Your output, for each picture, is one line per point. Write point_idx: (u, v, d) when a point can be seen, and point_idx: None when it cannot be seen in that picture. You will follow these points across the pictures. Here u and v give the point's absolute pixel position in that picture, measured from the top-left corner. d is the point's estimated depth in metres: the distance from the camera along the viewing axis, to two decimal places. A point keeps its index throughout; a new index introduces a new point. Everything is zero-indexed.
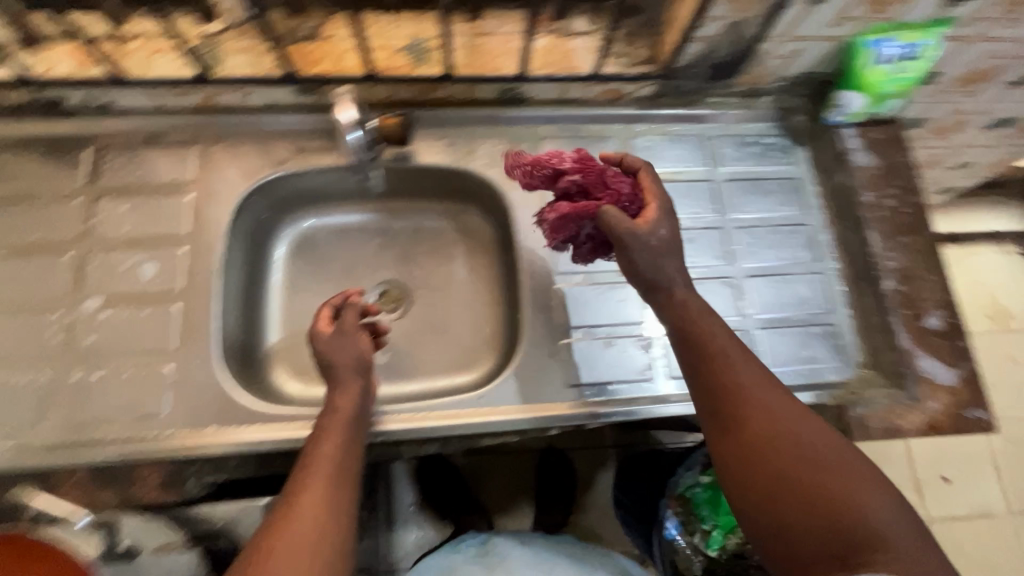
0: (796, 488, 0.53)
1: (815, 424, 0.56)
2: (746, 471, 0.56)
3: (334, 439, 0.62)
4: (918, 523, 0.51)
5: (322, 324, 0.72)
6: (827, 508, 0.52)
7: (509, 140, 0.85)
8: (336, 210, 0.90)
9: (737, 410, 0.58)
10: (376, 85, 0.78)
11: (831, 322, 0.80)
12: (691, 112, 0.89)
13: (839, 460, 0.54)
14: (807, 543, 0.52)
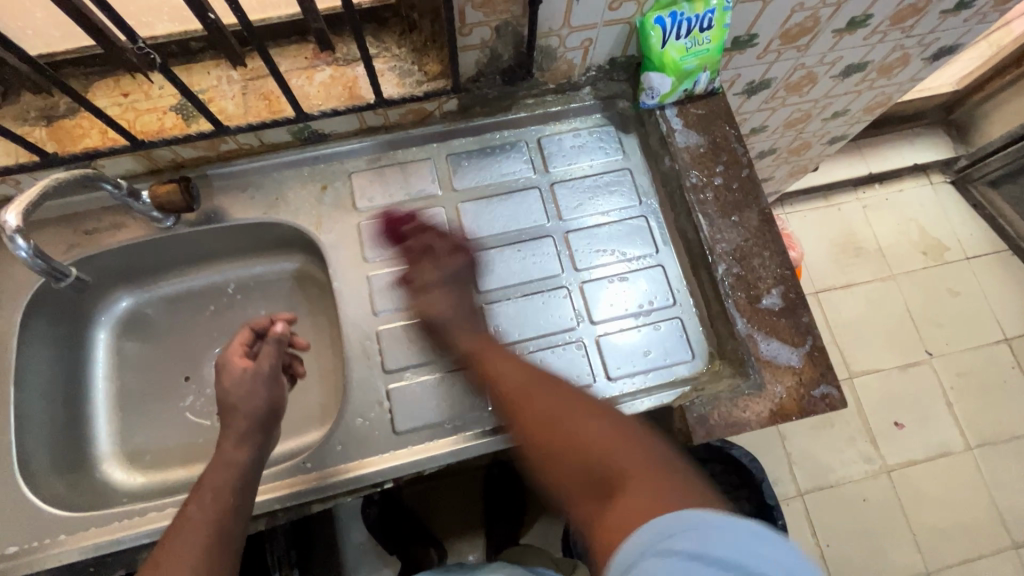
0: (570, 438, 0.59)
1: (545, 393, 0.64)
2: (518, 423, 0.64)
3: (227, 476, 0.60)
4: (669, 469, 0.53)
5: (238, 357, 0.69)
6: (596, 452, 0.56)
7: (317, 180, 0.81)
8: (161, 282, 0.86)
9: (528, 390, 0.65)
10: (152, 151, 0.73)
11: (673, 315, 0.78)
12: (509, 117, 0.84)
13: (610, 421, 0.59)
14: (564, 467, 0.58)
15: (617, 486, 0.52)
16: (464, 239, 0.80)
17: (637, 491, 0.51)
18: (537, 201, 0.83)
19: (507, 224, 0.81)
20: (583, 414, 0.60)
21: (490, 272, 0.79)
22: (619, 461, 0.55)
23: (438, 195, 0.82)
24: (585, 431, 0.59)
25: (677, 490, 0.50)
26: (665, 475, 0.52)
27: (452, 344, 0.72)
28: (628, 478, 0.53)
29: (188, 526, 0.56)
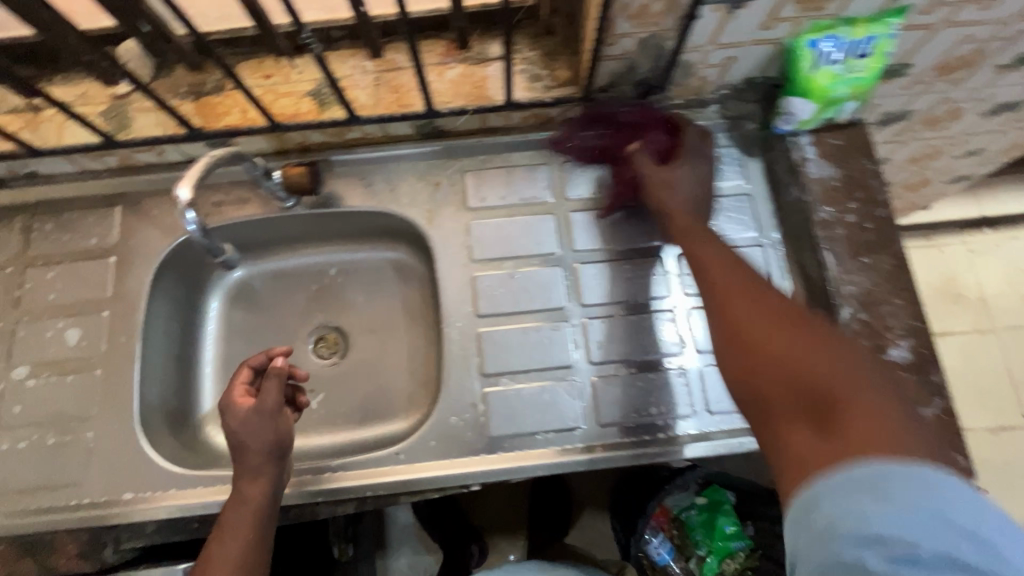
0: (759, 302, 0.55)
1: (745, 299, 0.56)
2: (708, 319, 0.58)
3: (252, 514, 0.61)
4: (892, 408, 0.44)
5: (237, 396, 0.67)
6: (806, 373, 0.48)
7: (432, 175, 0.82)
8: (271, 257, 0.89)
9: (733, 288, 0.58)
10: (285, 133, 0.76)
11: None
12: None
13: (813, 331, 0.51)
14: (778, 398, 0.49)
15: (832, 411, 0.45)
16: (570, 249, 0.79)
17: (858, 421, 0.43)
18: (648, 219, 0.80)
19: (616, 239, 0.80)
20: (789, 324, 0.52)
21: (594, 286, 0.77)
22: (815, 382, 0.47)
23: (549, 202, 0.81)
24: (797, 348, 0.50)
25: (887, 431, 0.42)
26: (896, 413, 0.44)
27: (665, 210, 0.71)
28: (845, 402, 0.45)
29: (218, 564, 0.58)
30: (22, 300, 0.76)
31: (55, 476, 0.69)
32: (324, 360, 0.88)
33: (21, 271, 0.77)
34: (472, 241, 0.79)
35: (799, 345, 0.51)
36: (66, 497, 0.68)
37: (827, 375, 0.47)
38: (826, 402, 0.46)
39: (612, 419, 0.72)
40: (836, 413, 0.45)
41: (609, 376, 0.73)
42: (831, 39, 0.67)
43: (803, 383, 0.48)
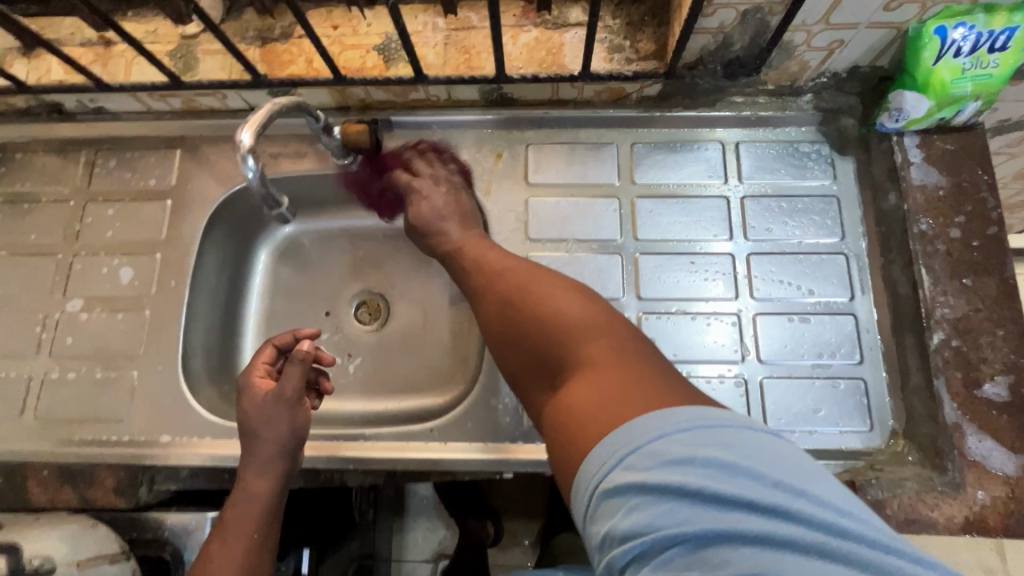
0: (505, 308, 0.57)
1: (541, 281, 0.57)
2: (485, 320, 0.59)
3: (261, 500, 0.59)
4: (641, 359, 0.46)
5: (258, 380, 0.65)
6: (553, 332, 0.51)
7: (493, 145, 0.78)
8: (321, 216, 0.87)
9: (500, 286, 0.59)
10: (348, 88, 0.73)
11: (858, 374, 0.67)
12: (710, 114, 0.75)
13: (546, 294, 0.55)
14: (533, 376, 0.53)
15: (557, 373, 0.50)
16: (632, 238, 0.74)
17: (594, 384, 0.44)
18: (720, 213, 0.74)
19: (683, 232, 0.74)
20: (568, 294, 0.54)
21: (654, 281, 0.72)
22: (579, 351, 0.49)
23: (614, 186, 0.75)
24: (587, 321, 0.51)
25: (659, 385, 0.43)
26: (633, 369, 0.44)
27: (442, 234, 0.68)
28: (595, 362, 0.47)
29: (225, 560, 0.55)
30: (83, 234, 0.77)
31: (102, 408, 0.70)
32: (363, 326, 0.86)
33: (83, 206, 0.78)
34: (528, 220, 0.75)
35: (570, 321, 0.51)
36: (110, 431, 0.69)
37: (579, 342, 0.49)
38: (562, 359, 0.50)
39: None
40: (568, 364, 0.49)
41: None
42: (964, 27, 0.58)
43: (550, 362, 0.51)
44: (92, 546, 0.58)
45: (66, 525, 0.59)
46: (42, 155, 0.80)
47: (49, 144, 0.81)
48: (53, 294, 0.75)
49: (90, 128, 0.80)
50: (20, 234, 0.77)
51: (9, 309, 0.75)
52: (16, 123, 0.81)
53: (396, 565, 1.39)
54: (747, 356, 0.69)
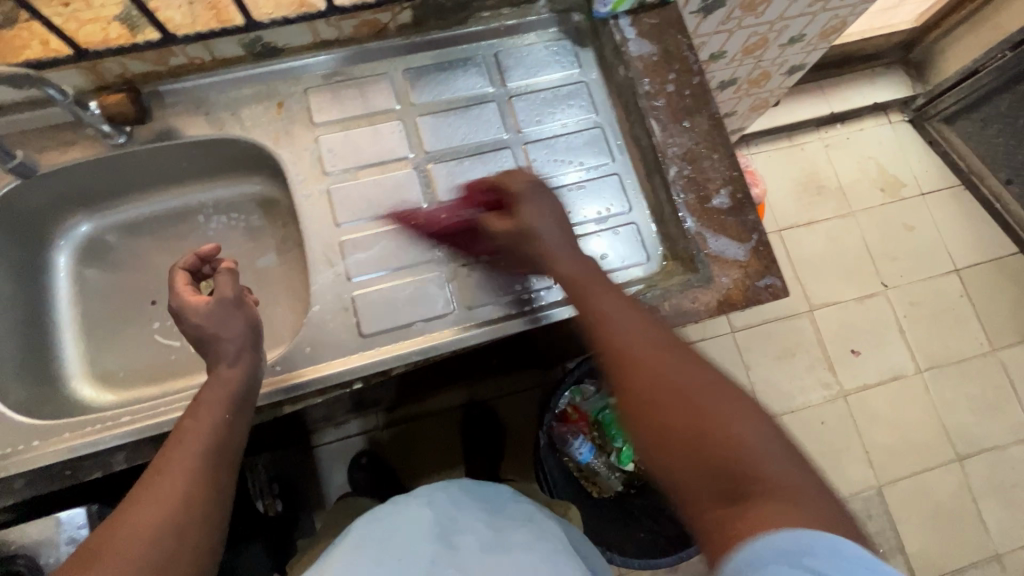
0: (679, 407, 0.49)
1: (669, 364, 0.52)
2: (641, 430, 0.50)
3: (219, 409, 0.60)
4: (794, 463, 0.45)
5: (185, 287, 0.66)
6: (712, 446, 0.46)
7: (271, 96, 0.80)
8: (119, 207, 0.85)
9: (631, 357, 0.54)
10: (98, 63, 0.73)
11: (629, 221, 0.81)
12: (465, 31, 0.84)
13: (683, 359, 0.53)
14: (702, 491, 0.45)
15: (747, 493, 0.43)
16: (422, 152, 0.81)
17: (771, 501, 0.42)
18: (494, 115, 0.83)
19: (467, 137, 0.82)
20: (715, 393, 0.50)
21: (453, 183, 0.80)
22: (737, 451, 0.45)
23: (396, 110, 0.82)
24: (719, 407, 0.48)
25: (787, 480, 0.44)
26: (802, 470, 0.45)
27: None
28: (767, 480, 0.44)
29: (172, 470, 0.54)
30: None
31: None
32: None
33: None
34: (321, 156, 0.79)
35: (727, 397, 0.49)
36: None
37: (728, 441, 0.46)
38: (737, 486, 0.44)
39: (483, 301, 0.76)
40: (747, 493, 0.44)
41: (474, 264, 0.77)
42: None
43: (704, 475, 0.46)
44: None
45: None
46: None
47: None
48: None
49: None
50: None
51: None
52: None
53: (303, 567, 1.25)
54: None
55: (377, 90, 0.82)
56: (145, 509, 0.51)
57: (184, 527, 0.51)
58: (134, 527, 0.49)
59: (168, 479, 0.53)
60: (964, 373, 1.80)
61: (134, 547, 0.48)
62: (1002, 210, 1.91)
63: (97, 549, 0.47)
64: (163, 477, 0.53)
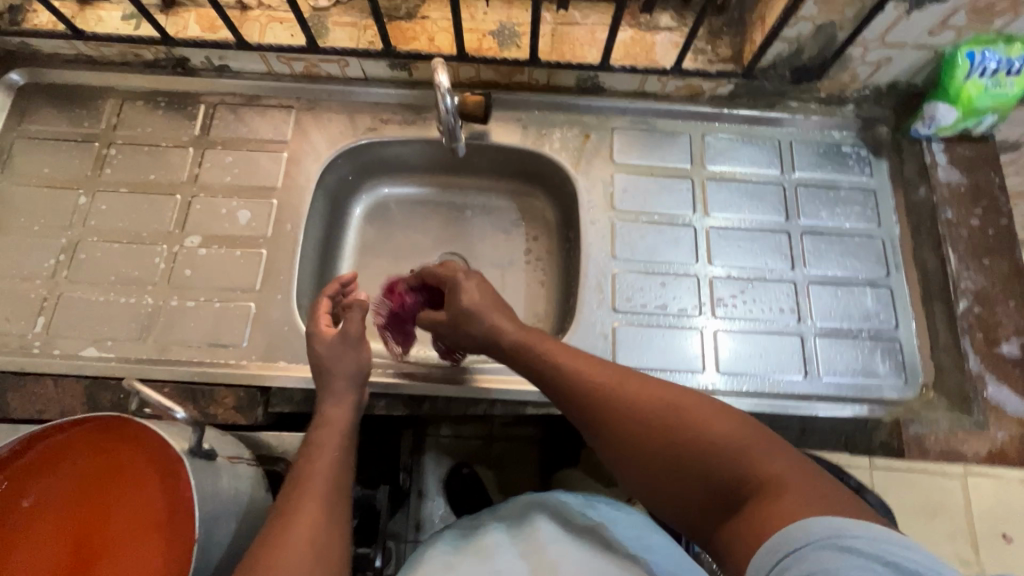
0: (646, 435, 0.56)
1: (675, 398, 0.57)
2: (621, 466, 0.58)
3: (332, 443, 0.63)
4: (794, 461, 0.49)
5: (323, 326, 0.70)
6: (700, 453, 0.52)
7: (582, 127, 0.88)
8: (411, 181, 0.95)
9: (617, 386, 0.60)
10: (464, 65, 0.82)
11: (894, 338, 0.79)
12: (770, 114, 0.88)
13: (644, 385, 0.59)
14: (700, 496, 0.52)
15: (747, 495, 0.48)
16: (703, 215, 0.85)
17: (801, 496, 0.45)
18: (777, 198, 0.86)
19: (746, 211, 0.85)
20: (700, 407, 0.55)
21: (724, 250, 0.83)
22: (759, 469, 0.49)
23: (687, 169, 0.87)
24: (697, 420, 0.54)
25: (797, 488, 0.47)
26: (766, 450, 0.50)
27: (498, 331, 0.69)
28: (773, 476, 0.48)
29: (306, 504, 0.56)
30: (203, 178, 0.83)
31: (220, 335, 0.75)
32: None
33: (202, 153, 0.85)
34: (614, 192, 0.85)
35: (701, 418, 0.54)
36: (229, 354, 0.74)
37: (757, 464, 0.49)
38: (736, 493, 0.49)
39: (733, 370, 0.77)
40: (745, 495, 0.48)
41: (727, 332, 0.79)
42: (987, 53, 0.72)
43: (717, 489, 0.51)
44: (230, 448, 0.63)
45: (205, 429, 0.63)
46: (161, 107, 0.87)
47: (169, 98, 0.87)
48: (172, 229, 0.80)
49: (213, 86, 0.87)
50: (140, 173, 0.83)
51: (129, 241, 0.80)
52: (139, 77, 0.87)
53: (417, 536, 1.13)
54: (802, 319, 0.80)
55: (674, 146, 0.87)
56: (290, 539, 0.53)
57: (325, 553, 0.53)
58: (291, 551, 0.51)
59: (306, 517, 0.55)
60: None
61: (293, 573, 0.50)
62: None
63: None
64: (297, 515, 0.55)
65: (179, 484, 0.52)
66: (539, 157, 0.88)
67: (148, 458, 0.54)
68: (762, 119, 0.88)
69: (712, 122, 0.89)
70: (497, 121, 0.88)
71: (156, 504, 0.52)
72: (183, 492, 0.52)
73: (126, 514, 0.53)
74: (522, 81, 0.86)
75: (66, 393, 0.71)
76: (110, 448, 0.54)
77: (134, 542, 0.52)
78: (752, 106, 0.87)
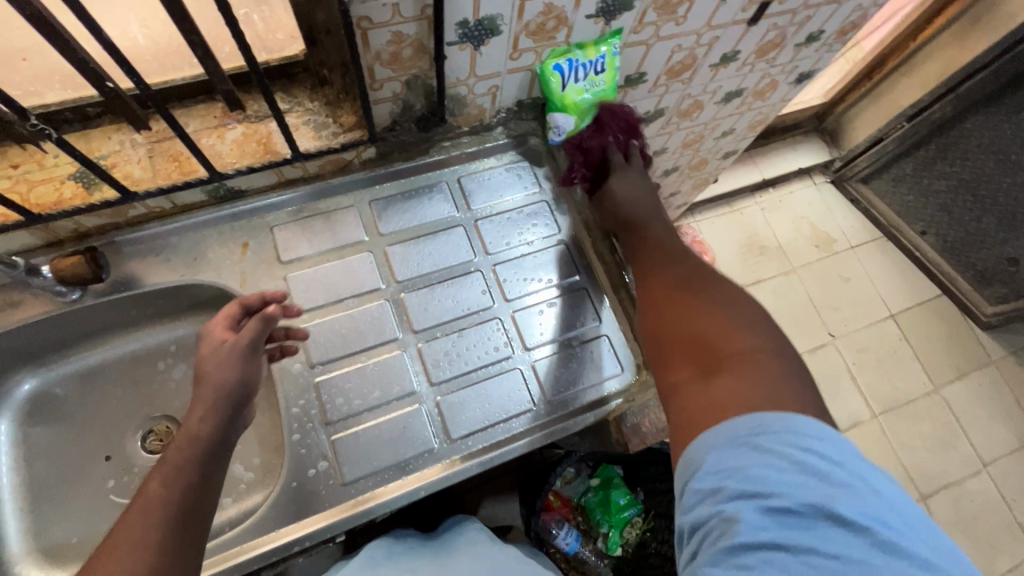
0: (689, 322, 0.69)
1: (723, 293, 0.72)
2: (654, 338, 0.71)
3: (191, 453, 0.56)
4: (778, 363, 0.62)
5: (222, 329, 0.65)
6: (715, 342, 0.65)
7: (237, 236, 0.80)
8: (68, 358, 0.80)
9: (663, 277, 0.77)
10: (49, 224, 0.70)
11: (601, 333, 0.83)
12: (427, 159, 0.87)
13: (715, 296, 0.72)
14: (681, 361, 0.66)
15: (728, 368, 0.61)
16: (395, 283, 0.82)
17: (754, 383, 0.58)
18: (462, 239, 0.86)
19: (436, 263, 0.84)
20: (719, 314, 0.69)
21: (426, 311, 0.81)
22: (731, 356, 0.63)
23: (365, 241, 0.83)
24: (697, 322, 0.69)
25: (775, 398, 0.57)
26: (754, 359, 0.62)
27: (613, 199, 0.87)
28: (743, 359, 0.62)
29: (146, 508, 0.51)
30: None
31: None
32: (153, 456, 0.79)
33: None
34: (292, 294, 0.78)
35: (698, 315, 0.69)
36: None
37: (738, 351, 0.63)
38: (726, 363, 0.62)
39: (468, 431, 0.75)
40: (726, 371, 0.61)
41: (452, 393, 0.77)
42: (571, 62, 0.77)
43: (703, 360, 0.64)
44: None
45: None
46: None
47: None
48: None
49: None
50: None
51: None
52: None
53: None
54: (518, 350, 0.81)
55: (340, 223, 0.83)
56: (121, 551, 0.48)
57: None
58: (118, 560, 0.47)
59: (144, 518, 0.50)
60: (922, 415, 1.83)
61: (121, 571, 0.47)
62: (922, 257, 2.02)
63: None
64: (129, 524, 0.50)
65: None
66: (198, 287, 0.78)
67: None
68: (422, 167, 0.87)
69: (375, 185, 0.86)
70: (131, 263, 0.76)
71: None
72: None
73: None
74: (142, 213, 0.76)
75: None
76: None
77: None
78: (404, 158, 0.86)
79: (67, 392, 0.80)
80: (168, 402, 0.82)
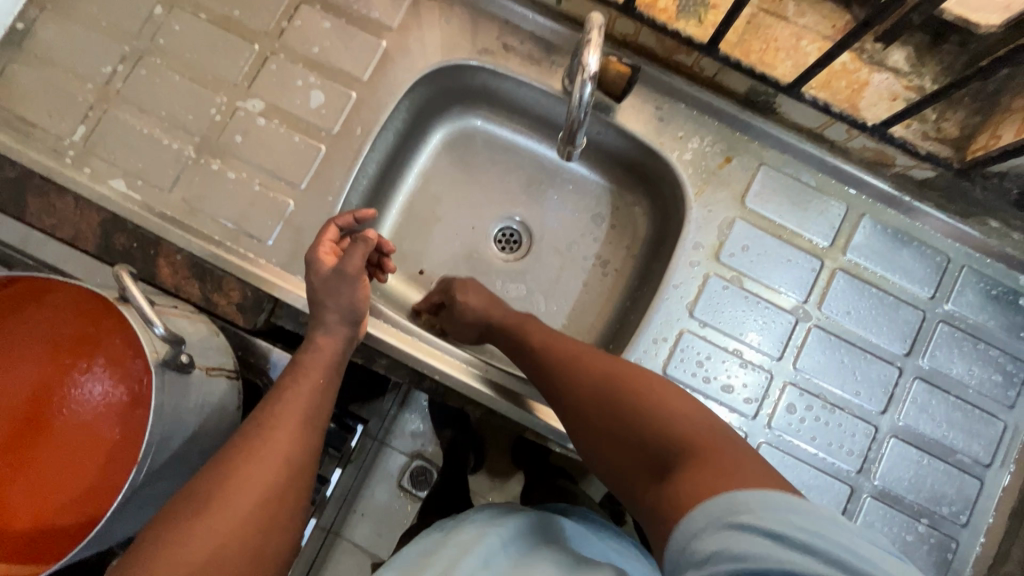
0: (613, 392, 0.55)
1: (659, 388, 0.55)
2: (598, 454, 0.56)
3: (309, 393, 0.58)
4: (750, 453, 0.47)
5: (324, 253, 0.63)
6: (637, 426, 0.53)
7: (727, 147, 0.71)
8: (509, 124, 0.83)
9: (576, 362, 0.61)
10: (624, 19, 0.66)
11: (954, 535, 0.67)
12: (959, 225, 0.70)
13: (638, 378, 0.56)
14: (635, 470, 0.51)
15: (671, 464, 0.48)
16: (815, 308, 0.70)
17: (713, 463, 0.45)
18: (910, 324, 0.69)
19: (866, 326, 0.69)
20: (655, 389, 0.55)
21: (818, 358, 0.69)
22: (676, 447, 0.49)
23: (822, 248, 0.70)
24: (621, 396, 0.55)
25: (749, 463, 0.45)
26: (728, 451, 0.47)
27: None
28: (704, 451, 0.47)
29: (284, 415, 0.56)
30: (290, 35, 0.72)
31: (246, 221, 0.69)
32: (502, 253, 0.83)
33: (296, 3, 0.73)
34: (727, 239, 0.70)
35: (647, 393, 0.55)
36: (248, 243, 0.69)
37: (663, 435, 0.50)
38: (666, 460, 0.49)
39: None
40: (671, 470, 0.48)
41: (780, 448, 0.67)
42: None
43: (641, 469, 0.51)
44: (212, 357, 0.59)
45: (196, 323, 0.60)
46: None
47: None
48: (239, 81, 0.71)
49: None
50: (224, 3, 0.72)
51: (191, 78, 0.71)
52: None
53: (379, 448, 1.00)
54: (864, 472, 0.68)
55: (819, 217, 0.71)
56: (253, 467, 0.52)
57: (296, 471, 0.55)
58: (233, 501, 0.50)
59: (272, 455, 0.53)
60: None
61: (255, 485, 0.52)
62: None
63: (214, 496, 0.50)
64: (246, 460, 0.52)
65: (132, 412, 0.51)
66: (661, 160, 0.73)
67: (104, 362, 0.52)
68: (943, 225, 0.70)
69: (878, 204, 0.71)
70: (633, 98, 0.72)
71: (116, 444, 0.50)
72: (138, 408, 0.51)
73: (78, 465, 0.50)
74: (683, 63, 0.69)
75: (82, 211, 0.67)
76: (77, 322, 0.52)
77: (73, 442, 0.50)
78: (938, 204, 0.69)
79: (483, 150, 0.84)
80: (536, 220, 0.83)
